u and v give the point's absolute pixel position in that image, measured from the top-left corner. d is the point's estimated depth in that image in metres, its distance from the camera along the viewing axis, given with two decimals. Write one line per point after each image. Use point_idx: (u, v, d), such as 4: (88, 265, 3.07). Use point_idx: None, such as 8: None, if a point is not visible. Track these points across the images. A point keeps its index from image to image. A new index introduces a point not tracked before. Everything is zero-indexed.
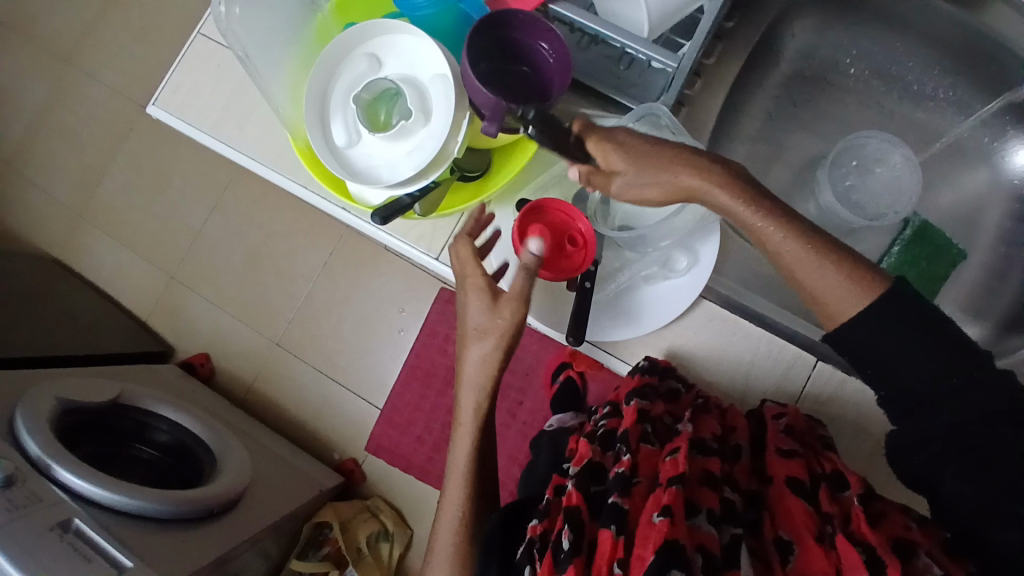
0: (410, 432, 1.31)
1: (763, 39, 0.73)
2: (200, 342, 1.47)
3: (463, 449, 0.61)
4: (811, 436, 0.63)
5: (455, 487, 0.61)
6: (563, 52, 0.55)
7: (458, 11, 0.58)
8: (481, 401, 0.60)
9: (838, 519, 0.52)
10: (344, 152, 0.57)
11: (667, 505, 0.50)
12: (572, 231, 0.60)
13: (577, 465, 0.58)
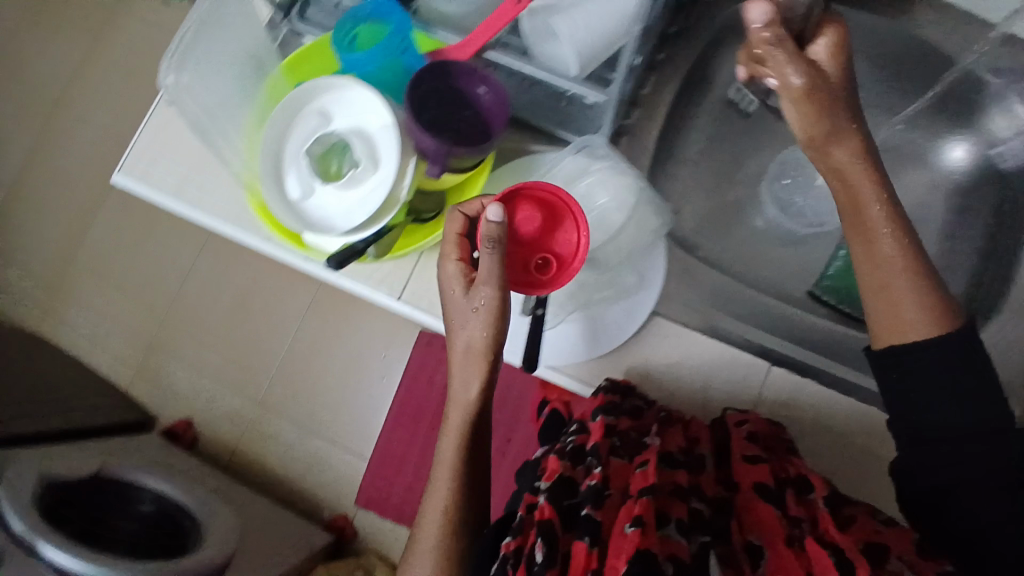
0: (404, 473, 1.33)
1: (696, 68, 0.77)
2: (184, 409, 1.46)
3: (447, 446, 0.61)
4: (774, 441, 0.66)
5: (441, 493, 0.61)
6: (500, 95, 0.59)
7: (399, 63, 0.61)
8: (462, 400, 0.60)
9: (805, 523, 0.56)
10: (301, 204, 0.60)
11: (637, 516, 0.51)
12: (545, 257, 0.57)
13: (547, 479, 0.60)
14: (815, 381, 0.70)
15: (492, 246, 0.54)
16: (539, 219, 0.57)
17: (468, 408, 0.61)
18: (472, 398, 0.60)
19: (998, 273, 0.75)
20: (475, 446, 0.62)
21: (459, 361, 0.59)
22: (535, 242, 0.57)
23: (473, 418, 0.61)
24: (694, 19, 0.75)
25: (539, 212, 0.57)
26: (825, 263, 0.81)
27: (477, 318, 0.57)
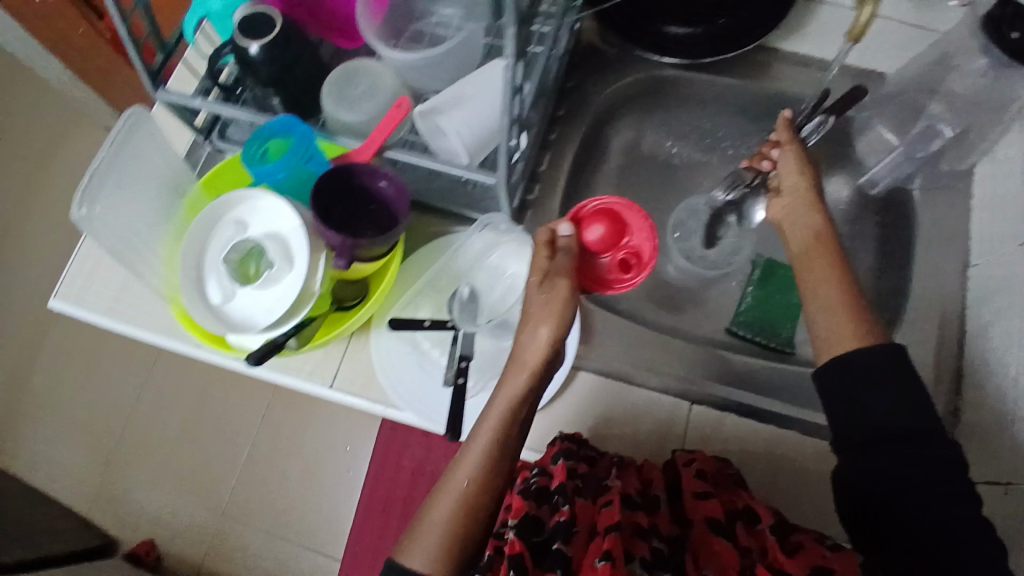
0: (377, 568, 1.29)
1: (586, 143, 0.86)
2: (144, 529, 1.40)
3: (497, 406, 0.60)
4: (722, 478, 0.69)
5: (473, 457, 0.58)
6: (399, 187, 0.65)
7: (307, 170, 0.68)
8: (516, 374, 0.61)
9: (754, 554, 0.64)
10: (223, 307, 0.64)
11: (607, 551, 0.60)
12: (618, 257, 0.64)
13: (516, 516, 0.67)
14: (733, 412, 0.74)
15: (565, 254, 0.63)
16: (605, 230, 0.64)
17: (525, 378, 0.60)
18: (530, 386, 0.60)
19: (895, 290, 0.79)
20: (518, 439, 0.60)
21: (533, 356, 0.60)
22: (599, 250, 0.64)
23: (528, 395, 0.60)
24: (577, 102, 0.83)
25: (608, 224, 0.65)
26: (736, 301, 0.87)
27: (551, 298, 0.61)
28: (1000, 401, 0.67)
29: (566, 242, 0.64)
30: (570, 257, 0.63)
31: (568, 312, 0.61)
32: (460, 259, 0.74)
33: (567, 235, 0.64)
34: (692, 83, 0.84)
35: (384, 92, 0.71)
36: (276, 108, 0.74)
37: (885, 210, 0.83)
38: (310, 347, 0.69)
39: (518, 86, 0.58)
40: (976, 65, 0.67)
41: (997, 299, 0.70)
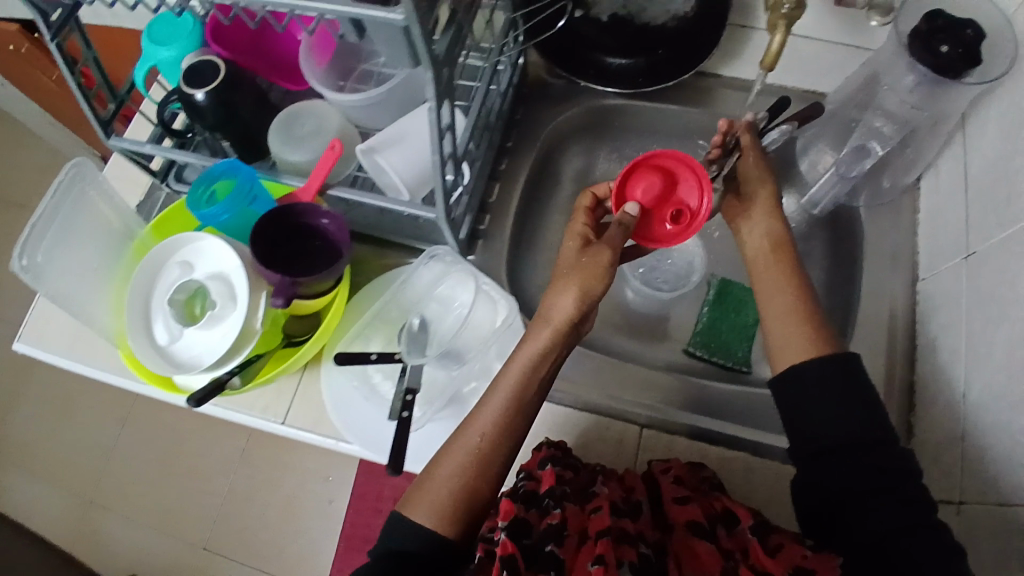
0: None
1: (536, 173, 0.88)
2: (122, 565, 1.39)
3: (521, 358, 0.65)
4: (696, 480, 0.69)
5: (495, 403, 0.64)
6: (339, 224, 0.67)
7: (252, 211, 0.69)
8: (542, 332, 0.65)
9: (735, 556, 0.62)
10: (168, 348, 0.65)
11: (599, 555, 0.59)
12: (681, 212, 0.71)
13: (503, 517, 0.63)
14: (682, 437, 0.75)
15: (618, 228, 0.67)
16: (657, 187, 0.71)
17: (552, 333, 0.65)
18: (552, 352, 0.65)
19: (844, 306, 0.78)
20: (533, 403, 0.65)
21: (557, 317, 0.64)
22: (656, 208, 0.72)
23: (553, 352, 0.65)
24: (525, 134, 0.86)
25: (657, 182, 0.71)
26: (692, 322, 0.88)
27: (578, 267, 0.65)
28: (949, 421, 0.64)
29: (628, 219, 0.67)
30: (619, 231, 0.67)
31: (593, 287, 0.64)
32: (407, 291, 0.75)
33: (632, 212, 0.68)
34: (637, 110, 0.87)
35: (328, 131, 0.73)
36: (229, 150, 0.75)
37: (833, 225, 0.83)
38: (251, 387, 0.68)
39: (446, 126, 0.61)
40: (905, 82, 0.69)
41: (940, 312, 0.69)
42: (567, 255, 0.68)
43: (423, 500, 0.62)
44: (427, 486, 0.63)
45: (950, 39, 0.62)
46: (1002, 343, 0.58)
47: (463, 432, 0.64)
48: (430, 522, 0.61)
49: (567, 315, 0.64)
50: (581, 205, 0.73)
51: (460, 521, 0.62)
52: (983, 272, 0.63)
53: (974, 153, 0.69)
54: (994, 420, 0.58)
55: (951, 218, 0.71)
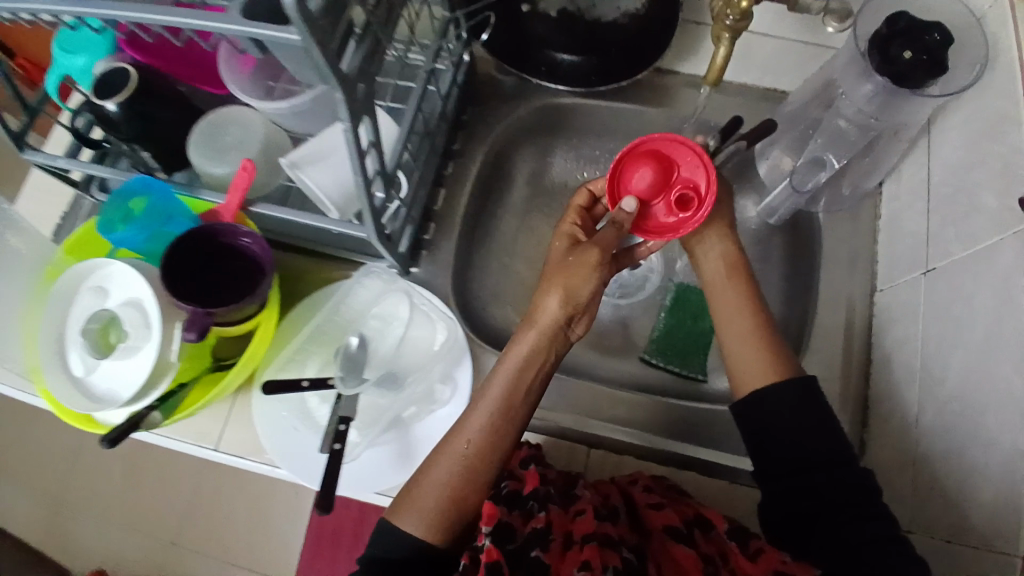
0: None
1: (485, 175, 0.84)
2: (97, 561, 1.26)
3: (508, 364, 0.62)
4: (663, 488, 0.68)
5: (483, 412, 0.61)
6: (260, 244, 0.64)
7: (167, 232, 0.67)
8: (530, 336, 0.62)
9: (716, 561, 0.60)
10: (83, 380, 0.61)
11: (585, 561, 0.57)
12: (688, 192, 0.62)
13: (487, 522, 0.58)
14: (632, 455, 0.72)
15: (613, 228, 0.61)
16: (653, 174, 0.62)
17: (541, 337, 0.62)
18: (542, 356, 0.63)
19: (801, 318, 0.75)
20: (524, 408, 0.62)
21: (545, 319, 0.62)
22: (655, 196, 0.63)
23: (545, 357, 0.63)
24: (472, 136, 0.82)
25: (654, 167, 0.62)
26: (649, 329, 0.84)
27: (570, 267, 0.62)
28: (900, 447, 0.61)
29: (623, 215, 0.61)
30: (613, 231, 0.61)
31: (583, 287, 0.61)
32: (343, 307, 0.71)
33: (629, 208, 0.61)
34: (591, 108, 0.83)
35: (252, 143, 0.69)
36: (150, 161, 0.71)
37: (794, 229, 0.79)
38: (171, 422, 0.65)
39: (371, 144, 0.58)
40: (862, 90, 0.64)
41: (896, 327, 0.66)
42: (556, 256, 0.65)
43: (410, 508, 0.60)
44: (414, 493, 0.60)
45: (912, 44, 0.57)
46: (955, 371, 0.55)
47: (452, 436, 0.62)
48: (419, 530, 0.59)
49: (557, 318, 0.62)
50: (574, 204, 0.69)
51: (450, 529, 0.60)
52: (940, 290, 0.60)
53: (936, 160, 0.65)
54: (943, 452, 0.55)
55: (911, 228, 0.67)
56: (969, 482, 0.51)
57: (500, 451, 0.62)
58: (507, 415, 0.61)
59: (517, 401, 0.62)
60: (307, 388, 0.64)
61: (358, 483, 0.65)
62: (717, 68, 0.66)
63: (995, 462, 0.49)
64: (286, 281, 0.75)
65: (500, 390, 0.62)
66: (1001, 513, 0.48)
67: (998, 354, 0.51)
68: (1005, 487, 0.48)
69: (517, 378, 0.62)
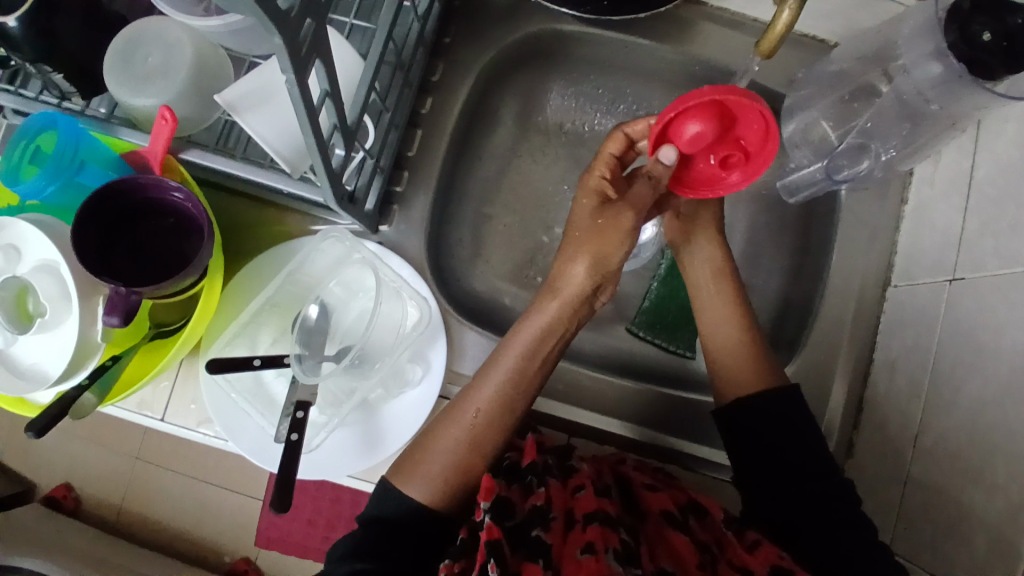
0: (299, 517, 1.10)
1: (469, 112, 0.72)
2: (55, 474, 1.14)
3: (526, 330, 0.57)
4: (653, 471, 0.63)
5: (496, 377, 0.56)
6: (193, 202, 0.53)
7: (80, 182, 0.54)
8: (551, 304, 0.57)
9: (712, 549, 0.55)
10: (4, 353, 0.52)
11: (590, 543, 0.50)
12: (734, 153, 0.55)
13: (484, 497, 0.50)
14: (611, 445, 0.68)
15: (647, 182, 0.55)
16: (708, 131, 0.52)
17: (565, 306, 0.57)
18: (565, 324, 0.57)
19: (807, 303, 0.69)
20: (540, 378, 0.57)
21: (569, 288, 0.56)
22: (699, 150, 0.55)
23: (566, 327, 0.57)
24: (454, 64, 0.69)
25: (714, 127, 0.52)
26: (639, 297, 0.78)
27: (596, 228, 0.55)
28: (894, 460, 0.59)
29: (660, 171, 0.55)
30: (649, 187, 0.55)
31: (616, 255, 0.55)
32: (300, 274, 0.62)
33: (668, 163, 0.54)
34: (599, 40, 0.70)
35: (179, 68, 0.56)
36: (64, 84, 0.57)
37: (809, 202, 0.71)
38: (105, 405, 0.57)
39: (322, 95, 0.46)
40: (927, 71, 0.53)
41: (907, 332, 0.61)
42: (583, 216, 0.57)
43: (413, 472, 0.55)
44: (418, 457, 0.56)
45: (994, 24, 0.48)
46: (968, 398, 0.52)
47: (461, 400, 0.57)
48: (422, 496, 0.54)
49: (583, 287, 0.56)
50: (607, 151, 0.59)
51: (454, 497, 0.55)
52: (964, 305, 0.55)
53: (987, 149, 0.57)
54: (942, 480, 0.53)
55: (942, 223, 0.60)
56: (966, 520, 0.49)
57: (512, 420, 0.57)
58: (522, 382, 0.56)
59: (534, 369, 0.56)
60: (259, 368, 0.58)
61: (321, 467, 0.61)
62: (776, 34, 0.50)
63: (997, 509, 0.47)
64: (231, 233, 0.66)
65: (516, 358, 0.56)
66: (992, 560, 0.46)
67: (1020, 397, 0.47)
68: (1006, 538, 0.46)
69: (536, 346, 0.56)
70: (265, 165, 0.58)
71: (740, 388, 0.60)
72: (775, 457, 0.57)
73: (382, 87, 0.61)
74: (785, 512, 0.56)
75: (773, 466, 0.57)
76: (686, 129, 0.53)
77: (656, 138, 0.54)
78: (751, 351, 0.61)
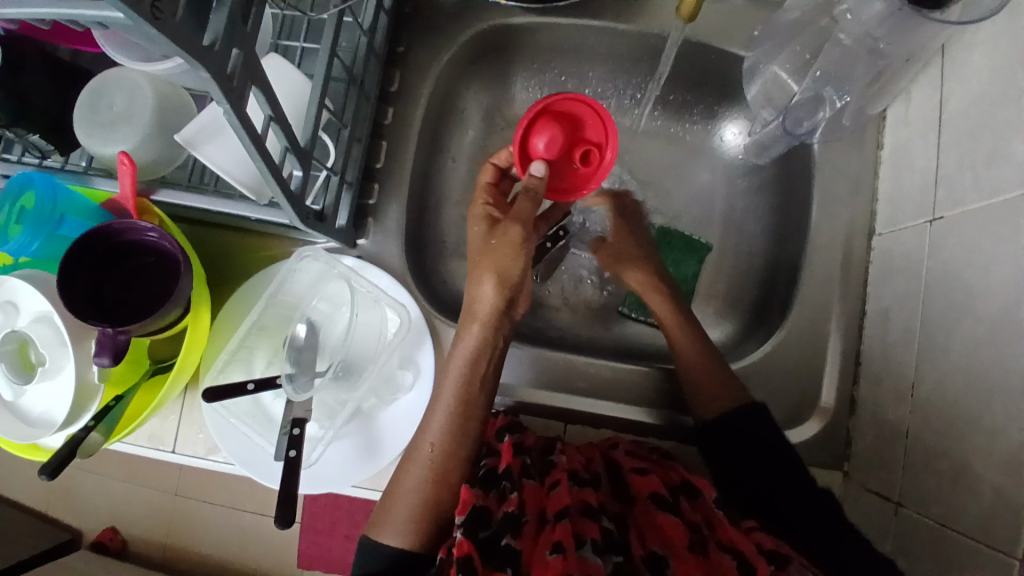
0: (336, 532, 1.11)
1: (433, 117, 0.73)
2: (101, 516, 1.18)
3: (457, 356, 0.57)
4: (644, 451, 0.63)
5: (440, 410, 0.56)
6: (167, 239, 0.55)
7: (63, 233, 0.57)
8: (474, 328, 0.57)
9: (704, 529, 0.52)
10: (12, 405, 0.54)
11: (559, 542, 0.47)
12: (588, 147, 0.60)
13: (461, 512, 0.52)
14: (608, 427, 0.67)
15: (526, 196, 0.58)
16: (555, 135, 0.58)
17: (485, 324, 0.56)
18: (490, 344, 0.57)
19: (793, 263, 0.68)
20: (483, 402, 0.57)
21: (483, 309, 0.56)
22: (561, 156, 0.60)
23: (492, 343, 0.57)
24: (411, 71, 0.70)
25: (558, 130, 0.58)
26: None
27: (492, 246, 0.57)
28: (896, 410, 0.57)
29: (535, 181, 0.57)
30: (530, 200, 0.58)
31: (512, 272, 0.56)
32: (281, 295, 0.63)
33: (537, 171, 0.57)
34: (551, 27, 0.70)
35: (142, 112, 0.58)
36: (40, 143, 0.60)
37: (785, 161, 0.70)
38: (113, 441, 0.59)
39: (266, 120, 0.47)
40: (872, 10, 0.52)
41: (896, 278, 0.60)
42: (477, 242, 0.59)
43: (385, 521, 0.54)
44: (388, 505, 0.55)
45: None
46: (961, 342, 0.50)
47: (417, 441, 0.57)
48: (399, 542, 0.53)
49: (496, 305, 0.56)
50: (481, 181, 0.64)
51: (431, 535, 0.54)
52: (949, 247, 0.53)
53: (954, 81, 0.55)
54: (945, 430, 0.51)
55: (920, 164, 0.58)
56: (973, 468, 0.47)
57: (468, 448, 0.56)
58: (463, 410, 0.56)
59: (470, 396, 0.56)
60: (254, 391, 0.59)
61: (322, 482, 0.63)
62: None
63: (1001, 456, 0.44)
64: (217, 264, 0.68)
65: (451, 389, 0.56)
66: (1003, 507, 0.44)
67: (1010, 332, 0.45)
68: (1011, 482, 0.43)
69: (468, 373, 0.56)
70: (233, 196, 0.60)
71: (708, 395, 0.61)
72: (763, 448, 0.57)
73: (339, 104, 0.63)
74: (767, 483, 0.56)
75: (752, 447, 0.58)
76: (535, 142, 0.59)
77: (521, 161, 0.59)
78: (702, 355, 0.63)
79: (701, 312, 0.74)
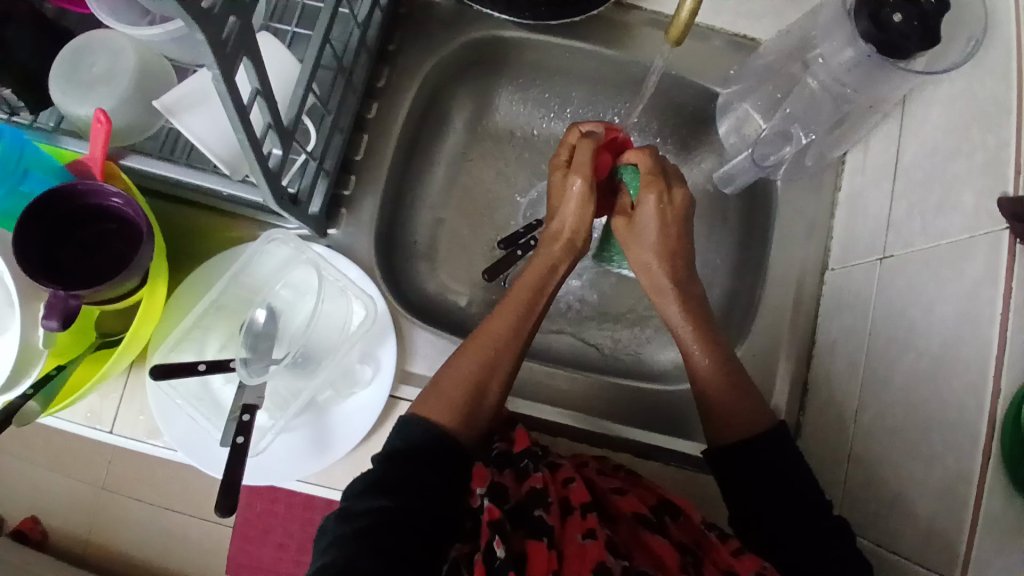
0: (268, 541, 1.05)
1: (417, 118, 0.74)
2: (14, 504, 1.09)
3: (533, 267, 0.62)
4: (608, 467, 0.63)
5: (513, 301, 0.60)
6: (134, 207, 0.54)
7: (23, 191, 0.54)
8: (555, 245, 0.62)
9: (695, 551, 0.55)
10: None
11: (591, 529, 0.53)
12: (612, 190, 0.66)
13: (477, 484, 0.53)
14: (566, 437, 0.67)
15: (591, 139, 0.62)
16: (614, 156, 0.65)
17: (571, 251, 0.63)
18: (567, 259, 0.62)
19: (750, 293, 0.71)
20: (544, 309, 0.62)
21: (565, 234, 0.62)
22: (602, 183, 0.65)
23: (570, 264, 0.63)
24: (400, 71, 0.71)
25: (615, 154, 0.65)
26: (593, 294, 0.78)
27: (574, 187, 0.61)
28: (838, 436, 0.60)
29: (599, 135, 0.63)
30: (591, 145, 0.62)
31: (586, 214, 0.61)
32: (245, 277, 0.62)
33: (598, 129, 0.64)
34: (541, 45, 0.73)
35: (122, 75, 0.57)
36: (12, 99, 0.57)
37: (750, 197, 0.74)
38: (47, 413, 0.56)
39: (253, 94, 0.45)
40: (842, 57, 0.57)
41: (845, 312, 0.63)
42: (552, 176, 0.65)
43: (438, 402, 0.55)
44: (444, 387, 0.56)
45: (905, 7, 0.51)
46: (903, 374, 0.53)
47: (482, 332, 0.58)
48: (450, 424, 0.54)
49: (577, 232, 0.62)
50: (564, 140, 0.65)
51: (468, 419, 0.55)
52: (896, 283, 0.56)
53: (912, 133, 0.59)
54: (884, 454, 0.53)
55: (874, 207, 0.62)
56: (910, 491, 0.50)
57: (524, 341, 0.59)
58: (531, 310, 0.60)
59: (542, 298, 0.61)
60: (205, 372, 0.57)
61: (273, 467, 0.61)
62: (682, 21, 0.52)
63: (937, 479, 0.47)
64: (178, 240, 0.66)
65: (528, 288, 0.61)
66: (936, 529, 0.46)
67: (946, 365, 0.48)
68: (944, 508, 0.46)
69: (543, 280, 0.61)
70: (203, 169, 0.58)
71: (729, 430, 0.57)
72: (778, 479, 0.54)
73: (323, 90, 0.62)
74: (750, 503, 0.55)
75: (761, 471, 0.55)
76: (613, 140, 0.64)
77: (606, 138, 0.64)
78: (722, 386, 0.58)
79: (657, 334, 0.77)
